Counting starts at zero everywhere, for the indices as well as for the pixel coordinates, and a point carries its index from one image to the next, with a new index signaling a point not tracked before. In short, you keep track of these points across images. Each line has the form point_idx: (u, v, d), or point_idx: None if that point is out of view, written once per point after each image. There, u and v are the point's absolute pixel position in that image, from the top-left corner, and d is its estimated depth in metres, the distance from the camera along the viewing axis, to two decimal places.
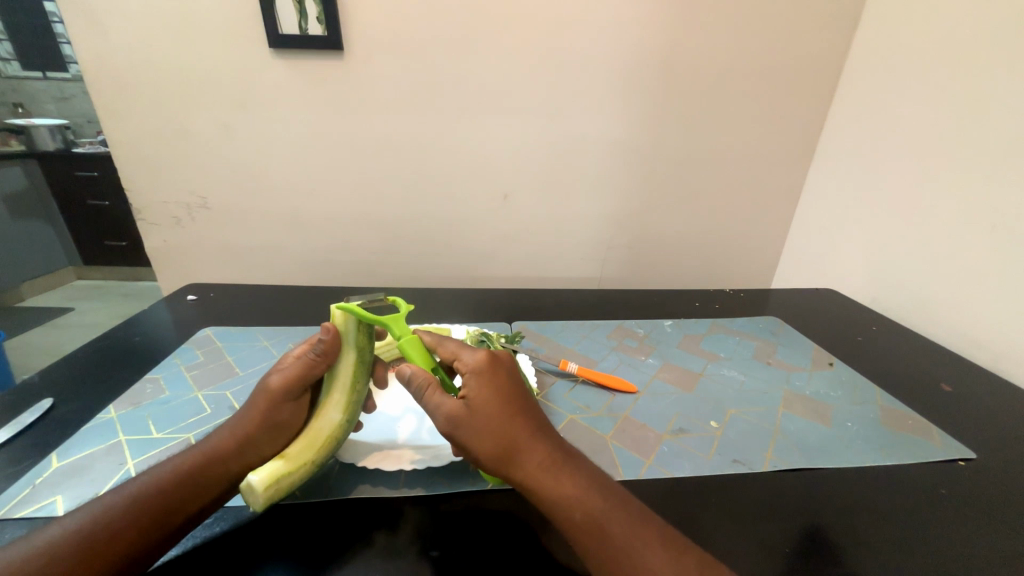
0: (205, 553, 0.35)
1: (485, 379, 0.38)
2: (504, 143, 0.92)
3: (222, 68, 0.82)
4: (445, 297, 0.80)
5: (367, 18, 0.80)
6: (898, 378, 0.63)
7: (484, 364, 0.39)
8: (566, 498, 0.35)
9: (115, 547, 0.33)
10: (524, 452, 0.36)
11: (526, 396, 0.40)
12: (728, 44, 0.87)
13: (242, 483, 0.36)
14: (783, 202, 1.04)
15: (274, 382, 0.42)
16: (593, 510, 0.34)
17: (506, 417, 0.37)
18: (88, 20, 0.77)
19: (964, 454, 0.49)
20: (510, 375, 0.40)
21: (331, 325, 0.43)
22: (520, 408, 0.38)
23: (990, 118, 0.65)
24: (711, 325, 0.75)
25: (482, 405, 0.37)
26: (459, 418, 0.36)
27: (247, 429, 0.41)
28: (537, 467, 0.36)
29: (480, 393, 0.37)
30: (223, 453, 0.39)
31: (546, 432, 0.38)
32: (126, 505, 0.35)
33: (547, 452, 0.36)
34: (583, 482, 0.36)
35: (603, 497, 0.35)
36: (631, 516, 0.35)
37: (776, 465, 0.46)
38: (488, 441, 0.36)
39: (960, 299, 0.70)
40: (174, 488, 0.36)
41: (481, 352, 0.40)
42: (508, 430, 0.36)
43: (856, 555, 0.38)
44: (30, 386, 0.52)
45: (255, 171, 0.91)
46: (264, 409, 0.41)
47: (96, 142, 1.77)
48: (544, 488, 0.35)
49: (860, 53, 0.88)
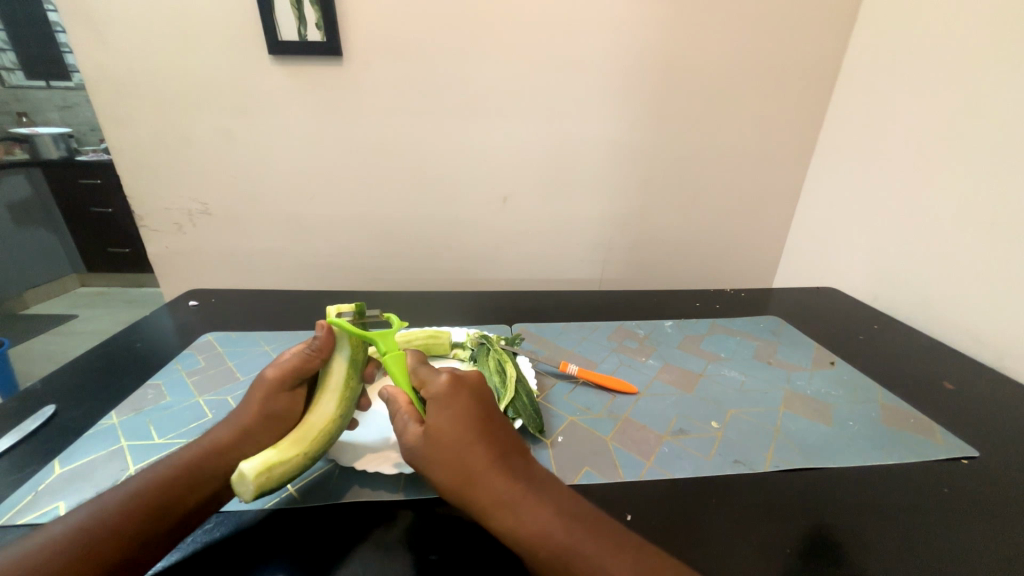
0: (206, 556, 0.35)
1: (443, 407, 0.38)
2: (503, 147, 0.92)
3: (222, 74, 0.83)
4: (445, 300, 0.80)
5: (366, 24, 0.81)
6: (901, 377, 0.63)
7: (444, 389, 0.39)
8: (527, 533, 0.34)
9: (114, 538, 0.33)
10: (484, 484, 0.36)
11: (493, 418, 0.39)
12: (725, 45, 0.87)
13: (234, 473, 0.37)
14: (783, 201, 1.04)
15: (270, 374, 0.45)
16: (554, 546, 0.33)
17: (464, 447, 0.37)
18: (90, 30, 0.79)
19: (966, 452, 0.49)
20: (474, 398, 0.39)
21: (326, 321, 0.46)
22: (481, 435, 0.38)
23: (989, 114, 0.65)
24: (711, 325, 0.75)
25: (438, 435, 0.37)
26: (419, 449, 0.38)
27: (244, 423, 0.43)
28: (495, 501, 0.35)
29: (436, 423, 0.38)
30: (219, 445, 0.41)
31: (509, 459, 0.37)
32: (125, 500, 0.36)
33: (508, 484, 0.36)
34: (544, 516, 0.35)
35: (567, 530, 0.34)
36: (597, 551, 0.33)
37: (777, 465, 0.46)
38: (446, 474, 0.36)
39: (961, 296, 0.69)
40: (171, 481, 0.37)
41: (444, 376, 0.40)
42: (465, 462, 0.36)
43: (857, 555, 0.37)
44: (33, 393, 0.52)
45: (256, 176, 0.92)
46: (260, 401, 0.44)
47: (99, 150, 1.79)
48: (505, 526, 0.34)
49: (858, 50, 0.88)
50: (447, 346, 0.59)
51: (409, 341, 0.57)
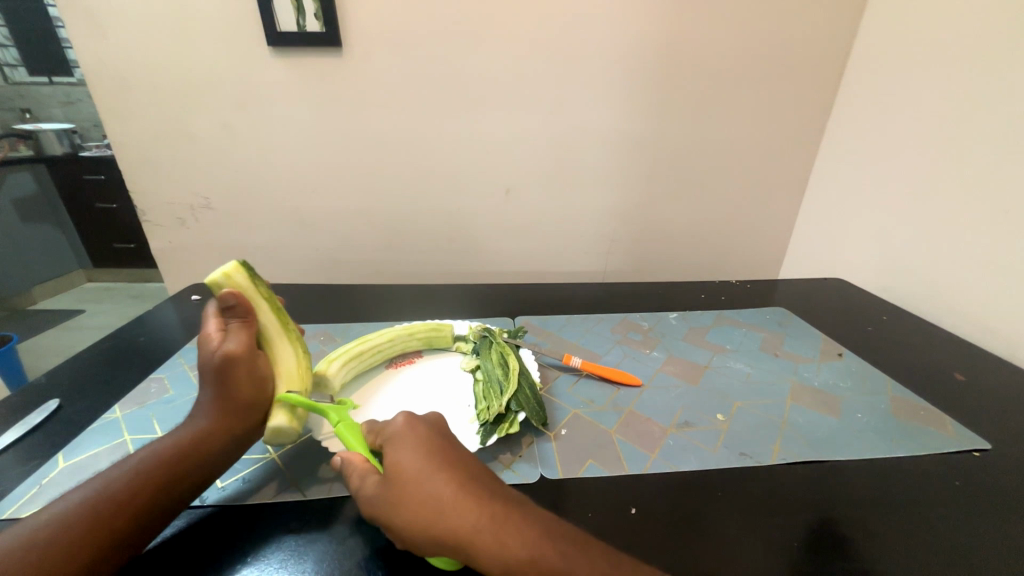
0: (192, 541, 0.36)
1: (402, 446, 0.37)
2: (505, 138, 0.91)
3: (221, 66, 0.82)
4: (447, 293, 0.80)
5: (365, 15, 0.80)
6: (910, 368, 0.62)
7: (401, 428, 0.39)
8: (515, 560, 0.31)
9: (122, 514, 0.34)
10: (456, 516, 0.33)
11: (457, 451, 0.38)
12: (731, 31, 0.85)
13: (268, 429, 0.41)
14: (791, 191, 1.02)
15: (231, 349, 0.42)
16: (549, 566, 0.31)
17: (429, 480, 0.35)
18: (88, 23, 0.78)
19: (978, 445, 0.48)
20: (432, 433, 0.39)
21: (233, 287, 0.45)
22: (447, 465, 0.36)
23: (1002, 100, 0.63)
24: (717, 317, 0.75)
25: (399, 473, 0.35)
26: (381, 494, 0.35)
27: (241, 395, 0.42)
28: (474, 532, 0.32)
29: (397, 459, 0.36)
30: (221, 421, 0.41)
31: (481, 486, 0.35)
32: (132, 477, 0.36)
33: (483, 510, 0.33)
34: (531, 536, 0.33)
35: (559, 549, 0.32)
36: (593, 562, 0.32)
37: (783, 458, 0.46)
38: (413, 514, 0.33)
39: (971, 286, 0.68)
40: (176, 459, 0.38)
41: (400, 419, 0.40)
42: (431, 494, 0.34)
43: (866, 549, 0.37)
44: (38, 388, 0.53)
45: (257, 169, 0.91)
46: (244, 371, 0.42)
47: (102, 145, 1.79)
48: (488, 556, 0.32)
49: (869, 34, 0.85)
50: (449, 339, 0.59)
51: (409, 332, 0.57)
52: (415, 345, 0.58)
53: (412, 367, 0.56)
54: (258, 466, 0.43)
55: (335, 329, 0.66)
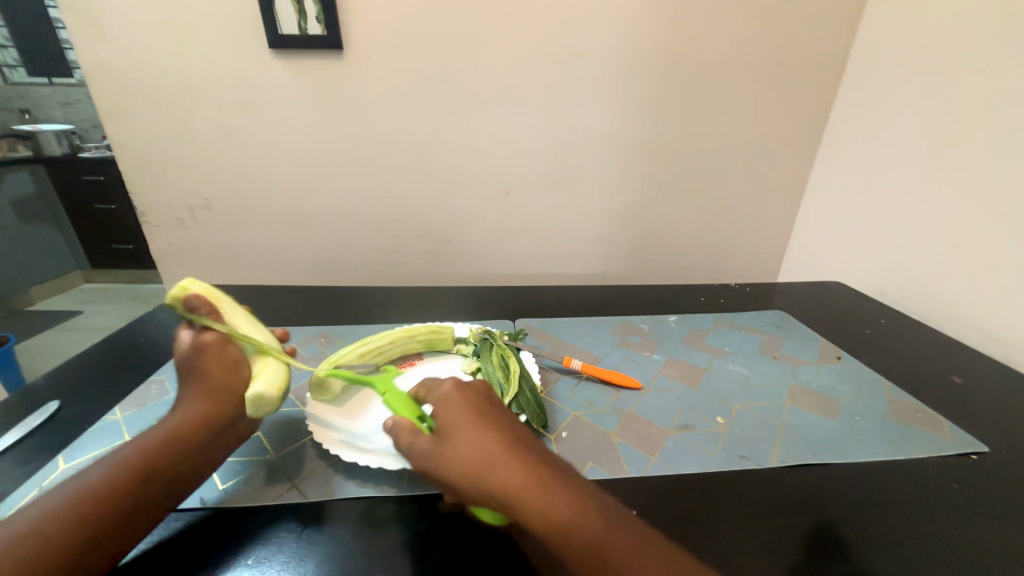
0: (190, 539, 0.36)
1: (454, 406, 0.38)
2: (505, 141, 0.92)
3: (222, 69, 0.82)
4: (448, 295, 0.80)
5: (367, 19, 0.80)
6: (908, 372, 0.62)
7: (451, 390, 0.40)
8: (558, 523, 0.32)
9: (94, 513, 0.33)
10: (503, 475, 0.34)
11: (504, 415, 0.39)
12: (729, 36, 0.86)
13: (248, 398, 0.41)
14: (790, 194, 1.02)
15: (207, 339, 0.45)
16: (592, 536, 0.32)
17: (478, 436, 0.36)
18: (90, 25, 0.78)
19: (975, 447, 0.48)
20: (481, 397, 0.40)
21: (194, 294, 0.47)
22: (496, 426, 0.37)
23: (998, 107, 0.64)
24: (716, 320, 0.75)
25: (451, 430, 0.37)
26: (432, 449, 0.37)
27: (216, 380, 0.42)
28: (521, 493, 0.33)
29: (450, 417, 0.38)
30: (196, 413, 0.40)
31: (530, 450, 0.36)
32: (108, 474, 0.35)
33: (527, 470, 0.34)
34: (576, 502, 0.33)
35: (603, 521, 0.32)
36: (632, 539, 0.32)
37: (782, 460, 0.46)
38: (461, 469, 0.35)
39: (969, 290, 0.69)
40: (154, 455, 0.37)
41: (450, 381, 0.41)
42: (480, 452, 0.35)
43: (862, 550, 0.37)
44: (37, 389, 0.52)
45: (256, 171, 0.91)
46: (216, 356, 0.44)
47: (101, 146, 1.78)
48: (528, 513, 0.32)
49: (866, 39, 0.86)
50: (450, 341, 0.59)
51: (410, 334, 0.57)
52: (416, 347, 0.58)
53: (413, 368, 0.57)
54: (258, 467, 0.43)
55: (334, 331, 0.66)
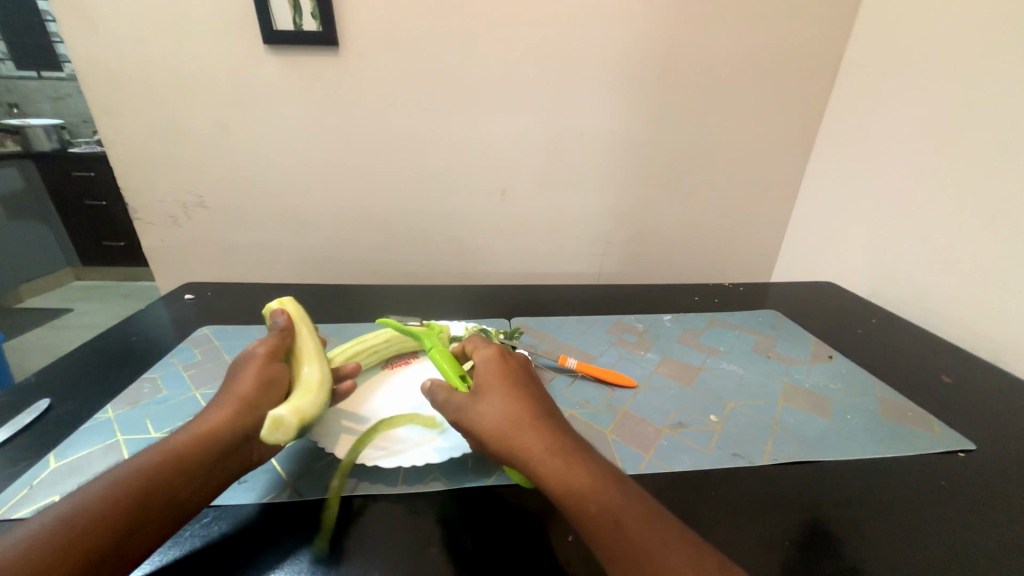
0: (207, 554, 0.35)
1: (493, 371, 0.42)
2: (502, 139, 0.91)
3: (216, 65, 0.81)
4: (444, 294, 0.80)
5: (362, 16, 0.80)
6: (899, 371, 0.63)
7: (492, 358, 0.43)
8: (575, 486, 0.34)
9: (97, 531, 0.31)
10: (529, 435, 0.36)
11: (536, 388, 0.42)
12: (725, 36, 0.86)
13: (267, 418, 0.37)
14: (783, 194, 1.03)
15: (260, 350, 0.45)
16: (606, 503, 0.33)
17: (511, 402, 0.39)
18: (80, 19, 0.77)
19: (964, 445, 0.49)
20: (518, 369, 0.43)
21: (285, 313, 0.50)
22: (528, 397, 0.40)
23: (988, 110, 0.64)
24: (710, 319, 0.75)
25: (488, 389, 0.40)
26: (467, 401, 0.39)
27: (244, 392, 0.41)
28: (544, 452, 0.35)
29: (490, 378, 0.41)
30: (216, 423, 0.39)
31: (557, 420, 0.38)
32: (114, 488, 0.33)
33: (554, 438, 0.36)
34: (595, 471, 0.35)
35: (619, 493, 0.34)
36: (645, 515, 0.33)
37: (776, 458, 0.46)
38: (493, 422, 0.37)
39: (958, 291, 0.70)
40: (167, 466, 0.35)
41: (491, 351, 0.44)
42: (512, 411, 0.38)
43: (854, 547, 0.38)
44: (28, 387, 0.52)
45: (250, 168, 0.91)
46: (257, 370, 0.43)
47: (91, 141, 1.76)
48: (550, 475, 0.34)
49: (860, 41, 0.87)
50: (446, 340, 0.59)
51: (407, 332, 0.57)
52: (413, 345, 0.58)
53: (411, 367, 0.57)
54: (264, 473, 0.42)
55: (330, 329, 0.66)
